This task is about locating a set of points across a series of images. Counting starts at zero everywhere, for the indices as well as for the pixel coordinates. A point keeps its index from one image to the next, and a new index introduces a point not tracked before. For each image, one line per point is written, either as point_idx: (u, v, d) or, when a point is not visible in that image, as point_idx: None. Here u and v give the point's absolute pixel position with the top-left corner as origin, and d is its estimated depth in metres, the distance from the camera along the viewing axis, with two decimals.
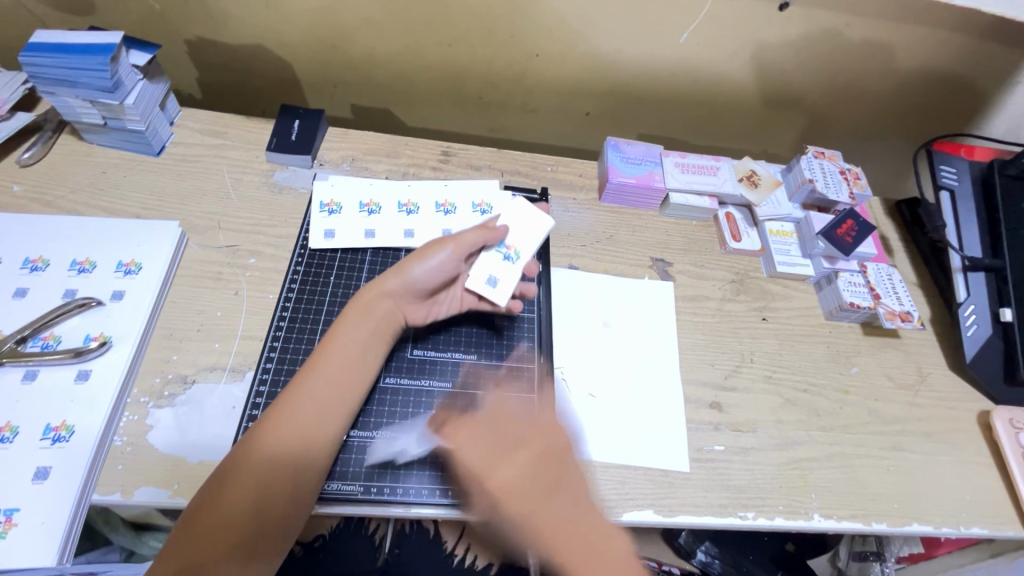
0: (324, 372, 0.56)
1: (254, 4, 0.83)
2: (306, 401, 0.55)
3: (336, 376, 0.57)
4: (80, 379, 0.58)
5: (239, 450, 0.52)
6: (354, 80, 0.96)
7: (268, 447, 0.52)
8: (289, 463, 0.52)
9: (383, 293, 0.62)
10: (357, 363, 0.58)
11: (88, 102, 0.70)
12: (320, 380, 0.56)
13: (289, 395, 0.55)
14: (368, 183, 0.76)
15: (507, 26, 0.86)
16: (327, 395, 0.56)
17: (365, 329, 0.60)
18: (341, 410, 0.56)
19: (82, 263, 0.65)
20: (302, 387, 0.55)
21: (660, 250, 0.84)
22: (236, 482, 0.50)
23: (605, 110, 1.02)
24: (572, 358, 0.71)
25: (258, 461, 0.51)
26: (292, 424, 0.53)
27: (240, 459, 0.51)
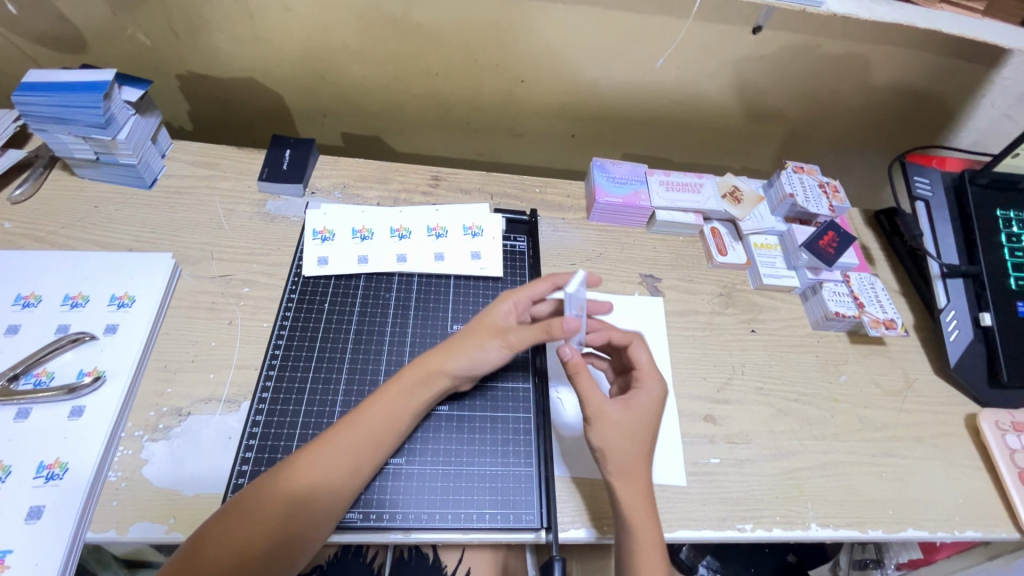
0: (362, 428, 0.56)
1: (245, 40, 0.85)
2: (337, 452, 0.55)
3: (373, 434, 0.57)
4: (74, 415, 0.58)
5: (258, 486, 0.52)
6: (344, 109, 0.98)
7: (291, 490, 0.52)
8: (307, 511, 0.52)
9: (438, 365, 0.61)
10: (395, 426, 0.58)
11: (81, 138, 0.70)
12: (357, 433, 0.56)
13: (322, 444, 0.55)
14: (359, 210, 0.77)
15: (493, 54, 0.89)
16: (357, 449, 0.55)
17: (412, 395, 0.59)
18: (367, 466, 0.56)
19: (74, 298, 0.65)
20: (336, 436, 0.55)
21: (649, 267, 0.86)
22: (252, 517, 0.51)
23: (590, 132, 1.04)
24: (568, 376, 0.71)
25: (274, 502, 0.52)
26: (317, 472, 0.53)
27: (259, 494, 0.52)
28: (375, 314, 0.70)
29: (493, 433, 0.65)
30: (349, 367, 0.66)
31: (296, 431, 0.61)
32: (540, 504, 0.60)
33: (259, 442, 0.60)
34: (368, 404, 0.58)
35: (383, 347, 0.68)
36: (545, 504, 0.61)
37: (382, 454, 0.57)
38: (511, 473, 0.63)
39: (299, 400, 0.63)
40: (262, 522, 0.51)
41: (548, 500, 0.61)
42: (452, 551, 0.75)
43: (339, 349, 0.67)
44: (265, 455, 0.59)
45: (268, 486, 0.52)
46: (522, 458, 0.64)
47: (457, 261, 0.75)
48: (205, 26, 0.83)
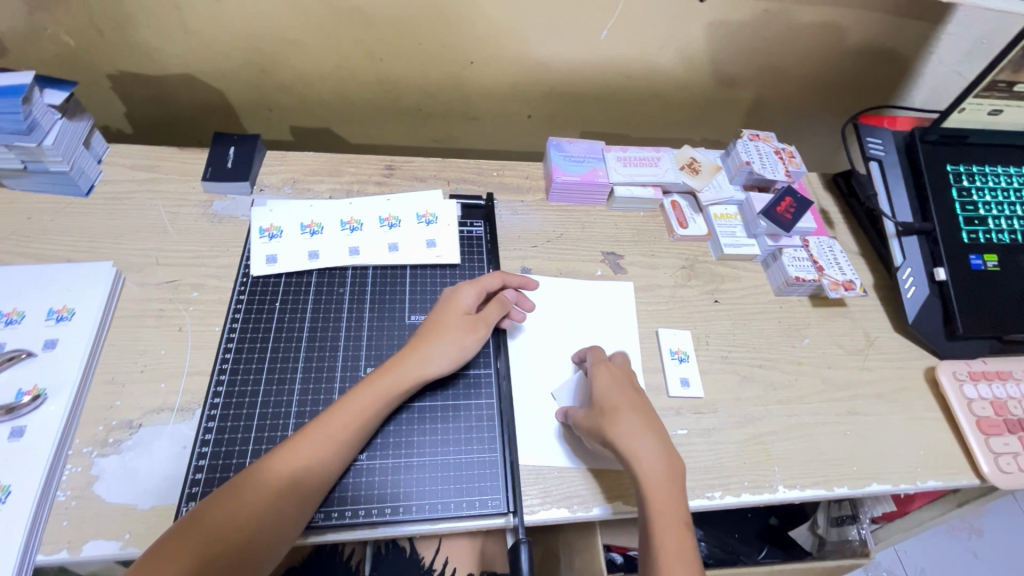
0: (328, 430, 0.55)
1: (176, 34, 0.82)
2: (301, 456, 0.54)
3: (340, 437, 0.56)
4: (14, 435, 0.55)
5: (228, 492, 0.51)
6: (291, 102, 0.95)
7: (263, 492, 0.51)
8: (274, 519, 0.51)
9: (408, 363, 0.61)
10: (365, 425, 0.57)
11: (4, 146, 0.67)
12: (331, 431, 0.55)
13: (285, 450, 0.54)
14: (308, 205, 0.75)
15: (438, 36, 0.86)
16: (323, 451, 0.54)
17: (380, 395, 0.58)
18: (335, 467, 0.55)
19: (9, 314, 0.62)
20: (300, 441, 0.54)
21: (611, 244, 0.85)
22: (210, 530, 0.49)
23: (546, 111, 1.03)
24: (530, 360, 0.70)
25: (236, 512, 0.50)
26: (276, 480, 0.52)
27: (219, 508, 0.50)
28: (328, 310, 0.69)
29: (455, 422, 0.64)
30: (303, 367, 0.64)
31: (251, 436, 0.59)
32: (507, 488, 0.60)
33: (213, 449, 0.58)
34: (334, 409, 0.57)
35: (338, 343, 0.66)
36: (512, 488, 0.61)
37: (348, 453, 0.56)
38: (476, 461, 0.62)
39: (253, 403, 0.61)
40: (223, 533, 0.49)
41: (515, 485, 0.61)
42: (429, 542, 0.74)
43: (293, 348, 0.65)
44: (219, 463, 0.57)
45: (230, 498, 0.50)
46: (486, 445, 0.63)
47: (411, 250, 0.74)
48: (131, 22, 0.79)
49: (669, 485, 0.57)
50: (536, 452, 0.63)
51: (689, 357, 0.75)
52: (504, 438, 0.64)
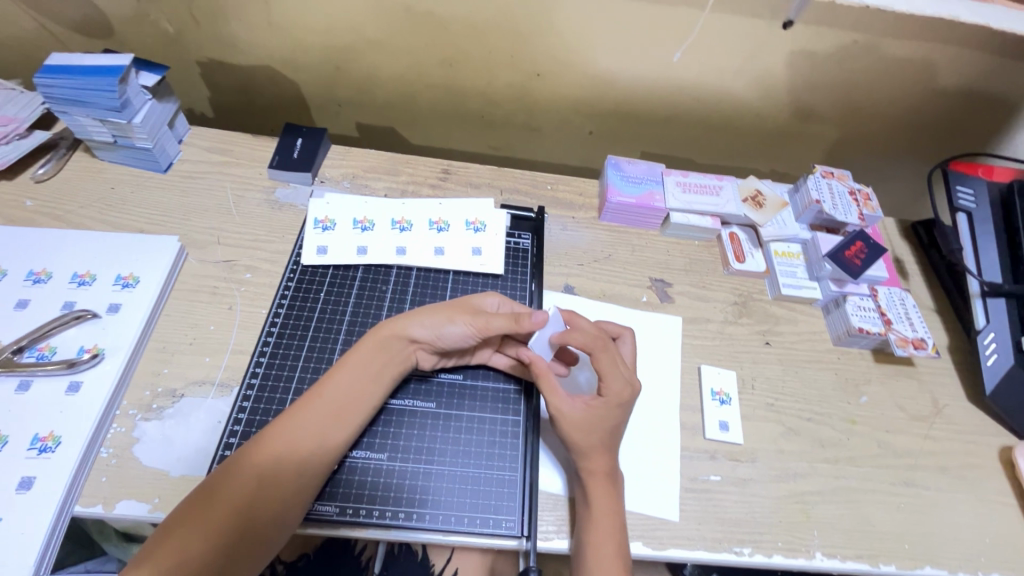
0: (326, 409, 0.56)
1: (262, 28, 0.86)
2: (298, 435, 0.54)
3: (339, 412, 0.56)
4: (71, 390, 0.58)
5: (230, 469, 0.52)
6: (359, 100, 0.98)
7: (262, 470, 0.52)
8: (277, 493, 0.52)
9: (401, 331, 0.60)
10: (360, 394, 0.58)
11: (99, 121, 0.73)
12: (326, 409, 0.56)
13: (285, 423, 0.54)
14: (363, 200, 0.77)
15: (507, 46, 0.87)
16: (323, 426, 0.55)
17: (374, 365, 0.59)
18: (334, 434, 0.55)
19: (82, 276, 0.66)
20: (298, 417, 0.55)
21: (659, 271, 0.83)
22: (215, 506, 0.50)
23: (608, 129, 1.01)
24: None
25: (243, 478, 0.51)
26: (271, 460, 0.52)
27: (226, 487, 0.51)
28: (368, 306, 0.69)
29: (478, 434, 0.63)
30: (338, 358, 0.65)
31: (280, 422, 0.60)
32: (523, 511, 0.59)
33: (245, 430, 0.60)
34: (329, 375, 0.58)
35: None
36: (528, 511, 0.59)
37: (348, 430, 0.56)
38: (494, 477, 0.61)
39: (287, 389, 0.63)
40: (232, 501, 0.50)
41: (531, 508, 0.59)
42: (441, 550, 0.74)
43: (333, 340, 0.67)
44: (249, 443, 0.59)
45: (233, 476, 0.51)
46: (507, 462, 0.62)
47: (456, 255, 0.74)
48: (223, 13, 0.84)
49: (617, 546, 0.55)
50: (555, 480, 0.61)
51: (731, 400, 0.71)
52: (518, 452, 0.63)
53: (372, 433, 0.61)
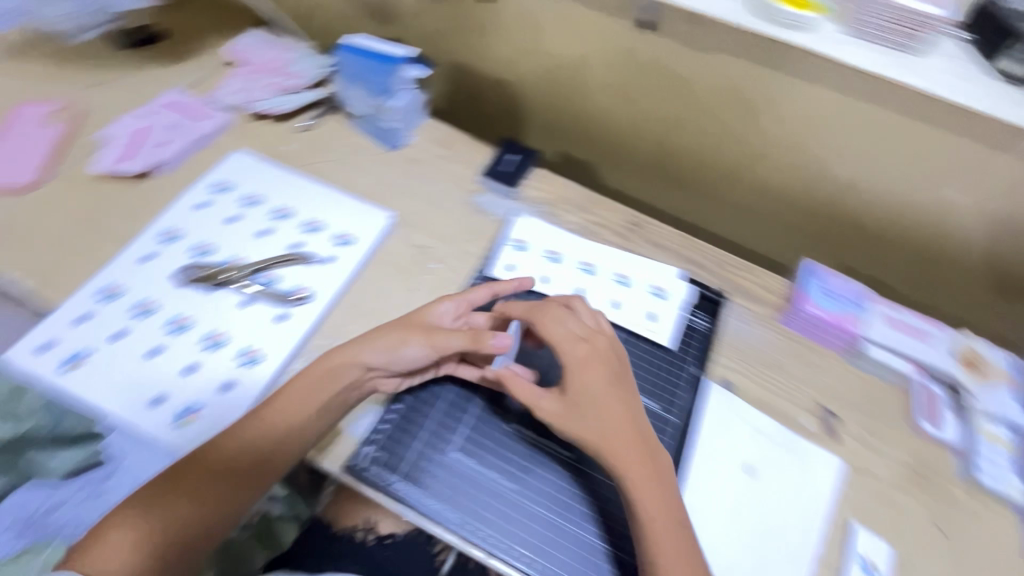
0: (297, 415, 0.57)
1: (515, 48, 0.93)
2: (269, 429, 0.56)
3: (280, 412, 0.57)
4: (279, 318, 0.67)
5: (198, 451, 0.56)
6: (572, 131, 1.02)
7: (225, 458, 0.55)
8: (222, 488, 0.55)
9: (354, 357, 0.60)
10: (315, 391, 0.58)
11: (369, 98, 0.85)
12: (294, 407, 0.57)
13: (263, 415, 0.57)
14: (562, 234, 0.81)
15: (741, 121, 0.85)
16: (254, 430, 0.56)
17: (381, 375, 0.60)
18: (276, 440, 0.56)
19: (312, 223, 0.76)
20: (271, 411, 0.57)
21: (832, 401, 0.75)
22: (185, 488, 0.53)
23: (812, 228, 0.94)
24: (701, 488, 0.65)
25: (237, 448, 0.56)
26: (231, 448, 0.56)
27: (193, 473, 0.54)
28: None
29: (591, 497, 0.61)
30: None
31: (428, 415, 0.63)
32: None
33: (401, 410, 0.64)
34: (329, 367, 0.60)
35: None
36: None
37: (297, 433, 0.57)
38: (612, 554, 0.58)
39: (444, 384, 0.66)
40: (203, 470, 0.55)
41: None
42: None
43: None
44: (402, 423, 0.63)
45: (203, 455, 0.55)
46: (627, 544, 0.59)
47: (630, 313, 0.74)
48: (488, 28, 0.92)
49: None
50: None
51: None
52: (598, 515, 0.60)
53: (507, 459, 0.62)
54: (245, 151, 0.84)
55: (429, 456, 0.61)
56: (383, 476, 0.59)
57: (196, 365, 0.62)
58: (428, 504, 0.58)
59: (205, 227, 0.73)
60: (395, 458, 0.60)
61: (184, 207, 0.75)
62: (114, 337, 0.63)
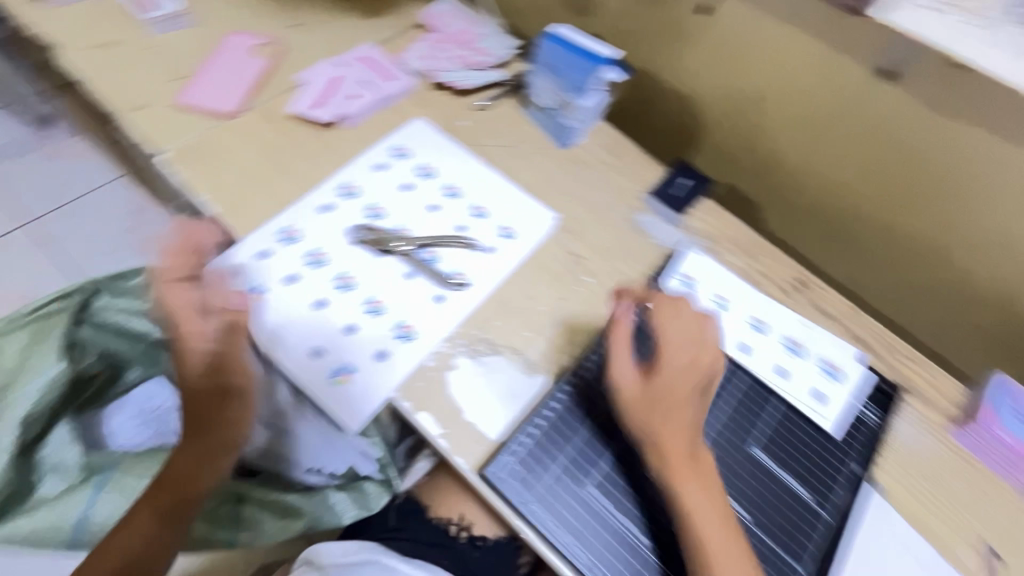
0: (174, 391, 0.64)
1: (715, 67, 0.86)
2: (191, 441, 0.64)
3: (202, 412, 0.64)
4: (437, 299, 0.67)
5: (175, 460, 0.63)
6: (747, 165, 0.95)
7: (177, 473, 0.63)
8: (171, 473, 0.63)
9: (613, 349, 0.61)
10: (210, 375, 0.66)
11: (555, 93, 0.83)
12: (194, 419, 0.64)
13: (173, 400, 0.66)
14: (733, 280, 0.77)
15: (965, 202, 0.74)
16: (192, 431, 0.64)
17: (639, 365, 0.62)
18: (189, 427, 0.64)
19: (480, 209, 0.75)
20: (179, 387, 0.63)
21: (1000, 540, 0.65)
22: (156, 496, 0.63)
23: (1003, 334, 0.83)
24: None
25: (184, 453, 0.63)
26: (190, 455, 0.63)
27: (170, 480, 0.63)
28: None
29: None
30: None
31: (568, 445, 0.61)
32: None
33: (546, 427, 0.62)
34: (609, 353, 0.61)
35: None
36: None
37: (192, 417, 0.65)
38: None
39: (591, 413, 0.63)
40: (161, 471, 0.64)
41: None
42: None
43: None
44: (542, 443, 0.61)
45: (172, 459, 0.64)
46: None
47: (800, 386, 0.69)
48: (693, 41, 0.86)
49: None
50: None
51: None
52: None
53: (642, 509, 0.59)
54: (424, 122, 0.84)
55: (567, 487, 0.59)
56: (519, 492, 0.58)
57: (355, 327, 0.63)
58: (558, 536, 0.57)
59: (380, 190, 0.74)
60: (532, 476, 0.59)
61: (364, 165, 0.77)
62: (288, 281, 0.65)
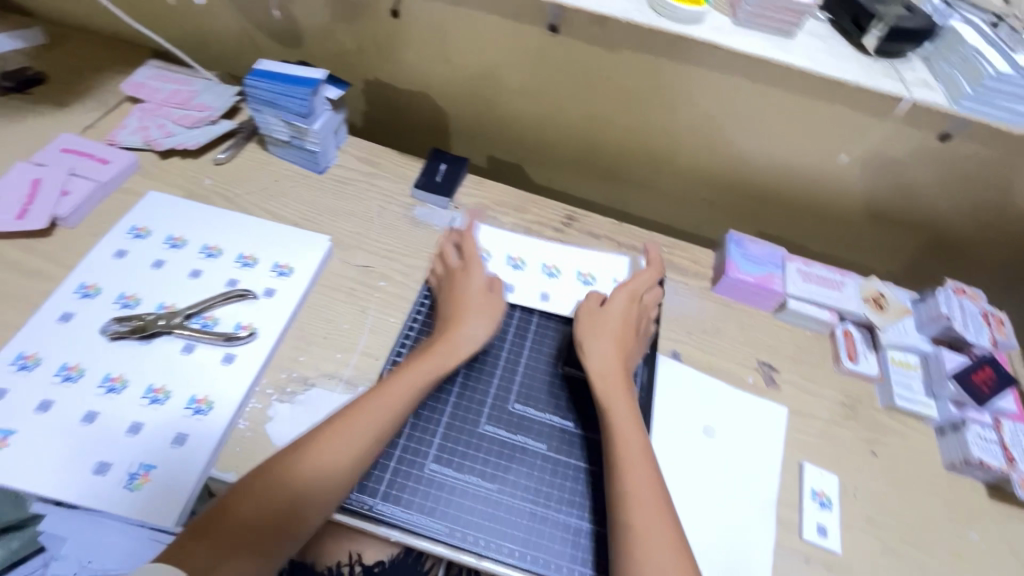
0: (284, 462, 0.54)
1: (430, 60, 0.94)
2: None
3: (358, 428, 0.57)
4: (226, 360, 0.64)
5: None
6: (497, 137, 1.04)
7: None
8: None
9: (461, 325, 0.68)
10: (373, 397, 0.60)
11: (284, 123, 0.82)
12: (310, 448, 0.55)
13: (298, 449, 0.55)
14: (518, 240, 0.84)
15: (654, 110, 0.90)
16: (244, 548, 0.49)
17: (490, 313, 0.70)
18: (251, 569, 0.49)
19: (246, 257, 0.74)
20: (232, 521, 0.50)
21: (768, 355, 0.82)
22: None
23: (728, 201, 1.02)
24: (670, 457, 0.69)
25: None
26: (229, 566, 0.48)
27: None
28: (493, 333, 0.73)
29: (575, 482, 0.63)
30: (460, 384, 0.68)
31: (397, 438, 0.62)
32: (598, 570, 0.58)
33: None
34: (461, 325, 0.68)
35: (495, 370, 0.70)
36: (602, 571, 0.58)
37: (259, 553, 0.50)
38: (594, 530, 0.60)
39: None
40: None
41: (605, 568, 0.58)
42: None
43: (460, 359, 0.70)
44: None
45: None
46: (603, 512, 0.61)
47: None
48: (402, 43, 0.92)
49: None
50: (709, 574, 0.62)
51: (831, 505, 0.69)
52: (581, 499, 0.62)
53: (482, 462, 0.62)
54: (157, 192, 0.79)
55: (409, 475, 0.61)
56: (364, 500, 0.58)
57: (139, 424, 0.58)
58: (415, 521, 0.58)
59: (128, 277, 0.69)
60: (371, 481, 0.60)
61: (99, 258, 0.70)
62: (41, 409, 0.58)
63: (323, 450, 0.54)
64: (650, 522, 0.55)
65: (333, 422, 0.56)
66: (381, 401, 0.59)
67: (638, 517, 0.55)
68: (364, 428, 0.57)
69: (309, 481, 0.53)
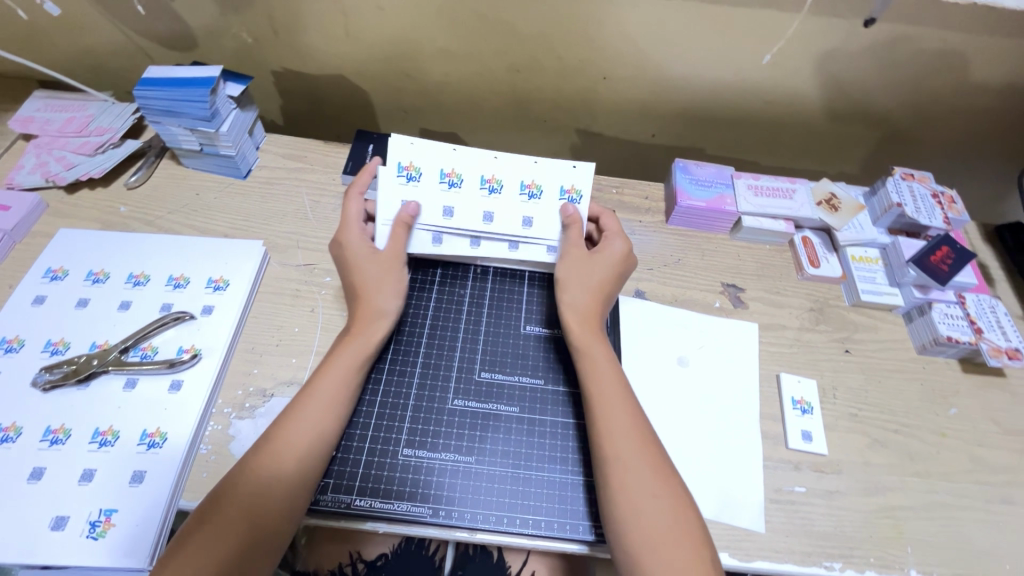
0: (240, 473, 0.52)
1: (335, 38, 0.88)
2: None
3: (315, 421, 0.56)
4: (174, 387, 0.61)
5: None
6: (425, 107, 1.01)
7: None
8: None
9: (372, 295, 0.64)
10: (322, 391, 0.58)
11: (189, 130, 0.76)
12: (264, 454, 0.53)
13: (255, 456, 0.53)
14: (451, 149, 0.69)
15: (577, 49, 0.86)
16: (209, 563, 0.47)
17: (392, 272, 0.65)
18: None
19: (177, 279, 0.70)
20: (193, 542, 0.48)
21: (732, 276, 0.81)
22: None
23: (670, 130, 1.00)
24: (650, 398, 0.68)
25: None
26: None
27: None
28: (449, 306, 0.71)
29: (554, 437, 0.62)
30: (421, 362, 0.66)
31: (365, 430, 0.61)
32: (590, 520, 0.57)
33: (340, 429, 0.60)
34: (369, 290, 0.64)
35: (456, 343, 0.68)
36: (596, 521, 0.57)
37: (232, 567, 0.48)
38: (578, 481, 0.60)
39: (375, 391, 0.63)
40: None
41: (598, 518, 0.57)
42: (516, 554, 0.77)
43: (416, 338, 0.68)
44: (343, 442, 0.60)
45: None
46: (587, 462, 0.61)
47: (548, 231, 0.69)
48: (301, 25, 0.86)
49: (669, 516, 0.52)
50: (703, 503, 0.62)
51: (813, 409, 0.69)
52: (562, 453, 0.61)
53: (455, 436, 0.61)
54: (70, 229, 0.74)
55: (384, 463, 0.59)
56: (342, 498, 0.57)
57: (91, 470, 0.55)
58: (397, 508, 0.57)
59: (53, 323, 0.65)
60: (344, 478, 0.58)
61: (18, 309, 0.66)
62: None
63: (277, 450, 0.53)
64: (630, 460, 0.54)
65: (282, 423, 0.55)
66: (332, 392, 0.58)
67: (619, 457, 0.55)
68: (324, 417, 0.56)
69: (276, 482, 0.51)
